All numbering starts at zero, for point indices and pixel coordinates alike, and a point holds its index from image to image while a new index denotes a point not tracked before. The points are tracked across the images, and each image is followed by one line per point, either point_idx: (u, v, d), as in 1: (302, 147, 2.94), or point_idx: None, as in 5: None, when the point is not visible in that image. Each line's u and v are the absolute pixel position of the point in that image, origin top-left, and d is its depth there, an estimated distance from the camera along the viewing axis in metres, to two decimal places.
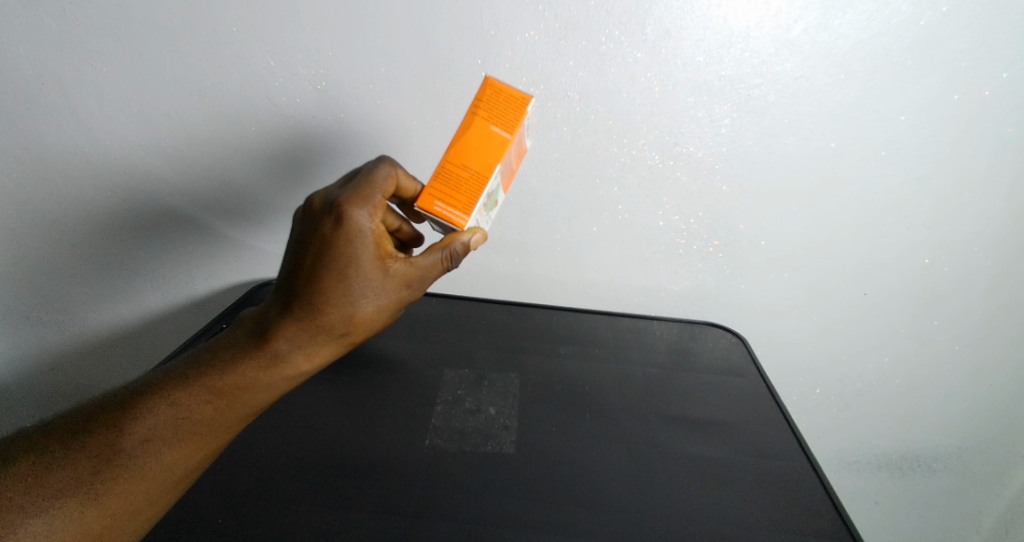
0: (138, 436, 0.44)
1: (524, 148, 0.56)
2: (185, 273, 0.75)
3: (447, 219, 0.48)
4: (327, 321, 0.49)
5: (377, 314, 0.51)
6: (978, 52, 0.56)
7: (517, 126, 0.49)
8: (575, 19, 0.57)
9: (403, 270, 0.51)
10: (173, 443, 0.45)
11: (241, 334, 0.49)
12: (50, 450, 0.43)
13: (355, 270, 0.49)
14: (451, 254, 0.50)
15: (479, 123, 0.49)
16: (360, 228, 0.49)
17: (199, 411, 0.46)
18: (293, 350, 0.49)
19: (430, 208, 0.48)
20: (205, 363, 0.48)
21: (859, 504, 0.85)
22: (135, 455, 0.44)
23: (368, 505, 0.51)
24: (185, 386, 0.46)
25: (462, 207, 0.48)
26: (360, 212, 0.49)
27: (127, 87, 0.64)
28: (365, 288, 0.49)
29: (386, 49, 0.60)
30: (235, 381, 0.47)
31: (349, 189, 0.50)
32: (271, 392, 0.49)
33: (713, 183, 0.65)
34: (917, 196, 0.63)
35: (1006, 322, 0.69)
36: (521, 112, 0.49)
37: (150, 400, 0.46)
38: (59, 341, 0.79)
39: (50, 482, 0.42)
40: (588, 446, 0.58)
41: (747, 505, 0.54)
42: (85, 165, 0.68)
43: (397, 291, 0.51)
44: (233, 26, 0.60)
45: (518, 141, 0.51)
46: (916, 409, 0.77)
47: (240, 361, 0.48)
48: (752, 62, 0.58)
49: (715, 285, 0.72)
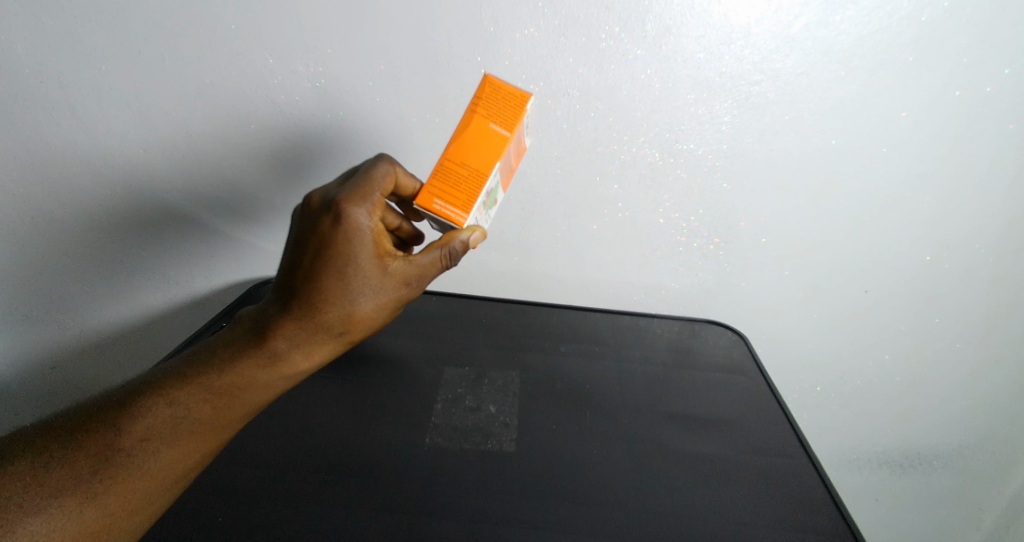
0: (136, 436, 0.44)
1: (524, 146, 0.56)
2: (185, 271, 0.75)
3: (447, 217, 0.48)
4: (327, 320, 0.49)
5: (376, 312, 0.51)
6: (979, 47, 0.56)
7: (516, 123, 0.49)
8: (575, 15, 0.57)
9: (403, 268, 0.51)
10: (172, 442, 0.45)
11: (240, 332, 0.49)
12: (48, 449, 0.43)
13: (355, 268, 0.49)
14: (451, 252, 0.50)
15: (479, 120, 0.49)
16: (360, 226, 0.49)
17: (198, 410, 0.46)
18: (292, 349, 0.48)
19: (430, 205, 0.48)
20: (204, 361, 0.47)
21: (859, 501, 0.85)
22: (134, 454, 0.44)
23: (369, 504, 0.51)
24: (183, 385, 0.46)
25: (462, 204, 0.48)
26: (359, 209, 0.49)
27: (127, 86, 0.64)
28: (364, 286, 0.49)
29: (386, 47, 0.60)
30: (234, 380, 0.47)
31: (348, 187, 0.50)
32: (271, 391, 0.48)
33: (713, 180, 0.65)
34: (917, 193, 0.63)
35: (1006, 319, 0.69)
36: (521, 109, 0.49)
37: (148, 399, 0.45)
38: (59, 340, 0.79)
39: (48, 481, 0.42)
40: (590, 444, 0.58)
41: (748, 503, 0.54)
42: (84, 163, 0.68)
43: (396, 289, 0.51)
44: (232, 23, 0.60)
45: (518, 138, 0.51)
46: (916, 407, 0.77)
47: (239, 360, 0.47)
48: (753, 59, 0.58)
49: (714, 283, 0.72)
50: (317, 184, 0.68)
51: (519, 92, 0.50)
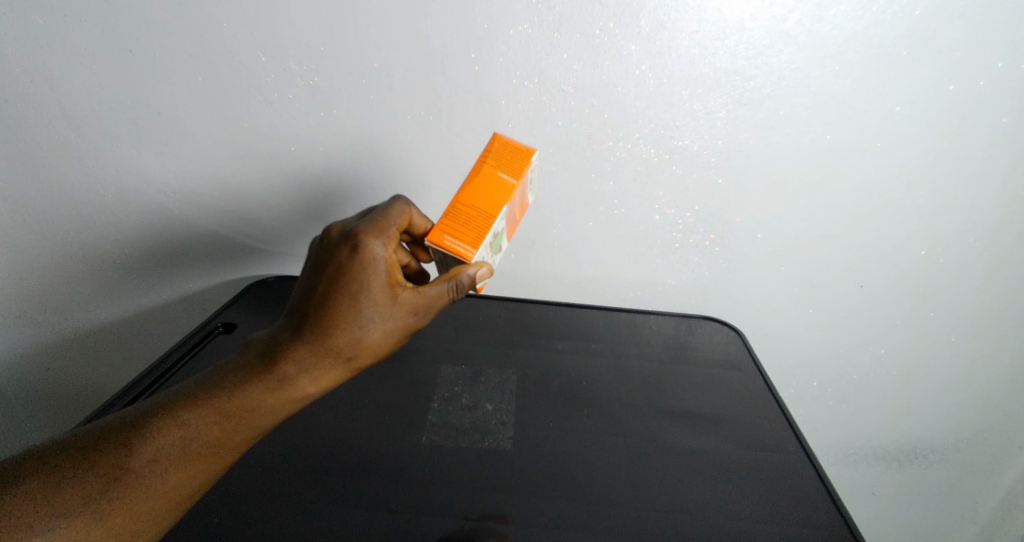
0: (145, 456, 0.44)
1: (524, 204, 0.57)
2: (180, 270, 0.75)
3: (456, 252, 0.47)
4: (335, 344, 0.48)
5: (383, 339, 0.50)
6: (973, 42, 0.56)
7: (522, 173, 0.51)
8: (569, 11, 0.57)
9: (411, 297, 0.50)
10: (179, 464, 0.44)
11: (250, 356, 0.48)
12: (58, 468, 0.43)
13: (366, 294, 0.49)
14: (457, 285, 0.49)
15: (488, 169, 0.51)
16: (374, 257, 0.49)
17: (206, 432, 0.45)
18: (300, 373, 0.48)
19: (440, 241, 0.47)
20: (214, 384, 0.47)
21: (856, 495, 0.86)
22: (141, 475, 0.43)
23: (367, 504, 0.51)
24: (192, 407, 0.46)
25: (470, 240, 0.47)
26: (376, 241, 0.50)
27: (118, 85, 0.63)
28: (373, 312, 0.49)
29: (379, 44, 0.60)
30: (242, 403, 0.46)
31: (366, 220, 0.51)
32: (276, 416, 0.48)
33: (708, 176, 0.65)
34: (913, 189, 0.63)
35: (1001, 313, 0.70)
36: (526, 163, 0.52)
37: (158, 420, 0.45)
38: (53, 343, 0.78)
39: (57, 501, 0.41)
40: (587, 440, 0.58)
41: (744, 499, 0.54)
42: (76, 164, 0.67)
43: (403, 317, 0.50)
44: (223, 21, 0.59)
45: (521, 191, 0.53)
46: (912, 402, 0.77)
47: (248, 384, 0.47)
48: (747, 54, 0.58)
49: (711, 279, 0.73)
50: (311, 182, 0.68)
51: (525, 149, 0.53)
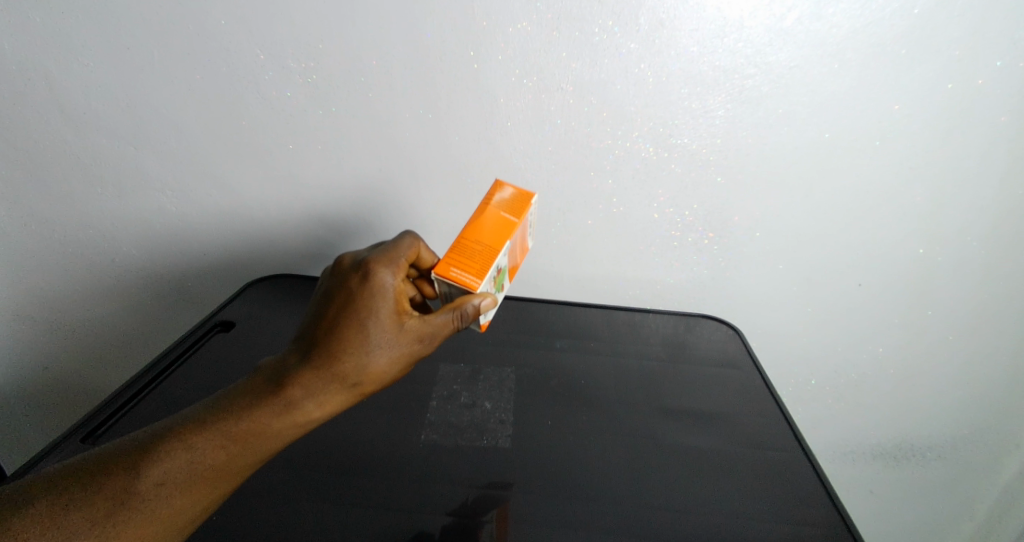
0: (152, 480, 0.44)
1: (525, 246, 0.58)
2: (178, 269, 0.75)
3: (462, 282, 0.48)
4: (341, 369, 0.48)
5: (389, 366, 0.50)
6: (972, 39, 0.56)
7: (524, 211, 0.53)
8: (568, 9, 0.57)
9: (417, 325, 0.50)
10: (185, 488, 0.44)
11: (257, 380, 0.48)
12: (68, 491, 0.43)
13: (373, 321, 0.49)
14: (462, 314, 0.49)
15: (491, 208, 0.52)
16: (383, 285, 0.50)
17: (212, 457, 0.45)
18: (305, 398, 0.47)
19: (446, 272, 0.48)
20: (221, 407, 0.47)
21: (854, 493, 0.86)
22: (148, 499, 0.43)
23: (367, 502, 0.51)
24: (199, 430, 0.45)
25: (475, 271, 0.48)
26: (385, 270, 0.50)
27: (115, 82, 0.63)
28: (379, 339, 0.49)
29: (377, 41, 0.59)
30: (249, 427, 0.46)
31: (377, 251, 0.52)
32: (281, 440, 0.47)
33: (707, 174, 0.65)
34: (911, 187, 0.64)
35: (998, 312, 0.70)
36: (527, 203, 0.54)
37: (166, 443, 0.45)
38: (50, 341, 0.78)
39: (64, 524, 0.41)
40: (585, 438, 0.58)
41: (743, 497, 0.54)
42: (74, 161, 0.67)
43: (409, 344, 0.50)
44: (221, 18, 0.59)
45: (523, 229, 0.54)
46: (909, 400, 0.77)
47: (254, 408, 0.47)
48: (746, 53, 0.58)
49: (709, 277, 0.73)
50: (309, 179, 0.68)
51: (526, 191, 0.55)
